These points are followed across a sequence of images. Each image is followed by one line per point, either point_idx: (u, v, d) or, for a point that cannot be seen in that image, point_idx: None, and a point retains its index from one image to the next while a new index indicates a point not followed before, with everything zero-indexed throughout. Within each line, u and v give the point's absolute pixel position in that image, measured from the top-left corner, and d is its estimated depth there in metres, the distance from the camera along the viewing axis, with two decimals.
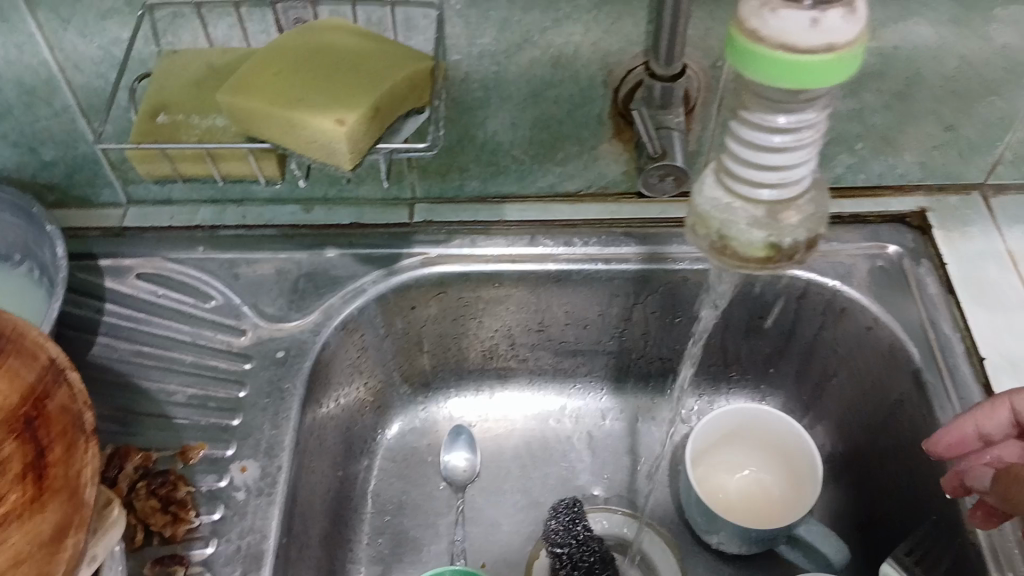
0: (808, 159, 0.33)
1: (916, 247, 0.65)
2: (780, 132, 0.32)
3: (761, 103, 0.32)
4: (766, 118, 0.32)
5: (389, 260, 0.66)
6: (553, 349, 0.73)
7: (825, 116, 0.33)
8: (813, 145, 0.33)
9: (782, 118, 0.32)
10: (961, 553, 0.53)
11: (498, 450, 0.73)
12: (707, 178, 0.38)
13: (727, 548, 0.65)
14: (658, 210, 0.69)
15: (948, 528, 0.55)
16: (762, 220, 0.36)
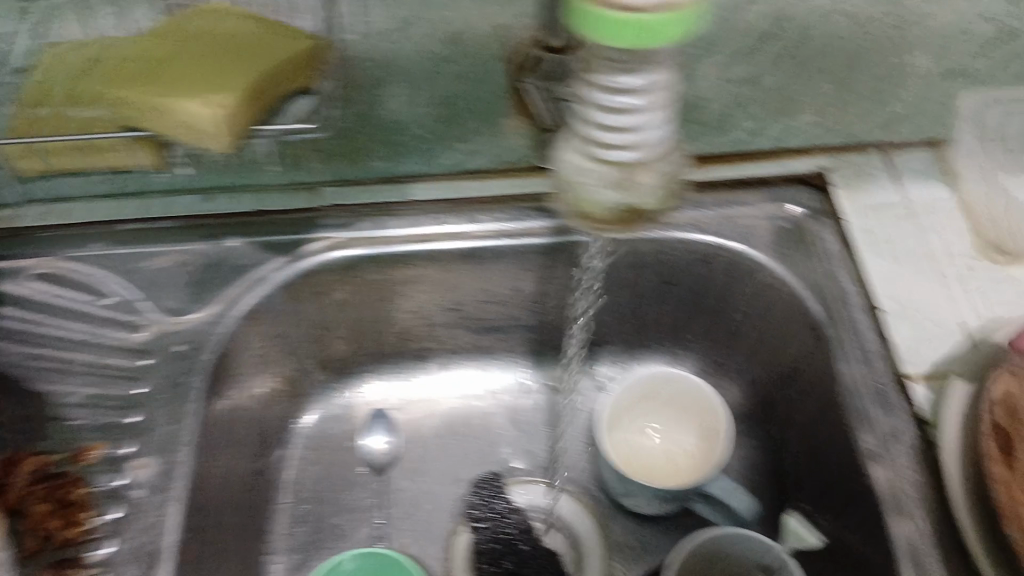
0: (654, 119, 0.36)
1: (817, 208, 0.64)
2: (623, 96, 0.35)
3: (606, 66, 0.34)
4: (612, 79, 0.34)
5: (291, 246, 0.64)
6: (472, 327, 0.72)
7: (668, 79, 0.36)
8: (658, 107, 0.36)
9: (625, 79, 0.34)
10: (863, 503, 0.54)
11: (418, 430, 0.73)
12: (565, 145, 0.40)
13: (646, 509, 0.67)
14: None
15: (851, 479, 0.55)
16: (614, 183, 0.39)
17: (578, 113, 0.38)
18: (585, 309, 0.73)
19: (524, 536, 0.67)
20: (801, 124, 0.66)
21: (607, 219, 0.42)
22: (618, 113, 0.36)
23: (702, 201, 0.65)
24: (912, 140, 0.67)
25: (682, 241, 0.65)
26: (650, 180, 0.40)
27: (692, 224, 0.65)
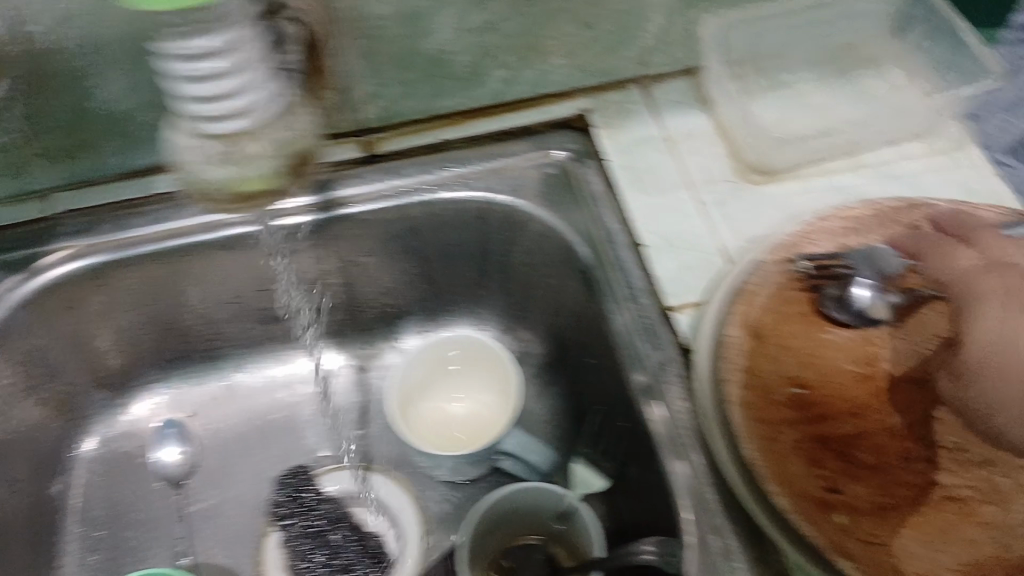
0: (243, 83, 0.40)
1: (581, 147, 0.64)
2: (204, 60, 0.39)
3: (174, 37, 0.38)
4: (183, 47, 0.38)
5: (27, 261, 0.59)
6: (258, 317, 0.68)
7: (248, 43, 0.40)
8: (242, 69, 0.40)
9: (198, 45, 0.38)
10: (640, 432, 0.55)
11: (216, 432, 0.70)
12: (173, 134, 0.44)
13: (461, 473, 0.65)
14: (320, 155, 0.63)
15: (632, 418, 0.56)
16: (224, 159, 0.43)
17: (175, 83, 0.39)
18: (379, 283, 0.70)
19: (335, 525, 0.66)
20: (554, 67, 0.63)
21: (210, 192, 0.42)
22: (206, 81, 0.39)
23: (463, 158, 0.63)
24: (668, 72, 0.66)
25: (452, 202, 0.63)
26: (256, 149, 0.43)
27: (459, 181, 0.62)
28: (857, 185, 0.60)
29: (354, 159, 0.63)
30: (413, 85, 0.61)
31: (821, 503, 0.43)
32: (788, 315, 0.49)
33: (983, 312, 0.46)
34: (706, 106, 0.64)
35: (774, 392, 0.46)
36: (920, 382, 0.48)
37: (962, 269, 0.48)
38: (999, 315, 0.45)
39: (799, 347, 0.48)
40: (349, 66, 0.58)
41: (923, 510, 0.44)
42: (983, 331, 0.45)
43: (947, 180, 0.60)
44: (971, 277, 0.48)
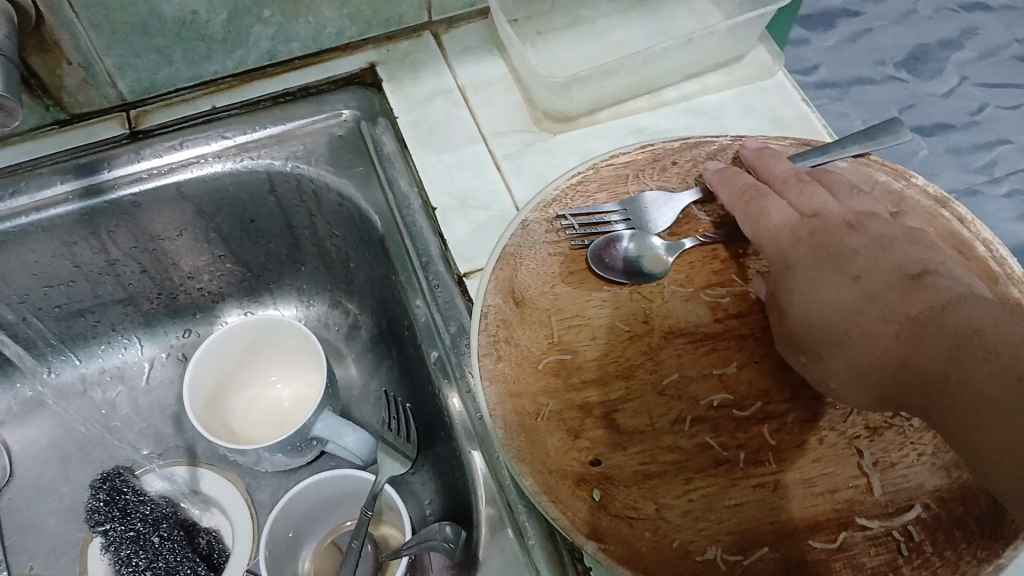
0: None
1: (369, 107, 0.63)
2: None
3: None
4: None
5: None
6: (54, 316, 0.64)
7: None
8: None
9: None
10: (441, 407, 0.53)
11: (30, 445, 0.66)
12: None
13: (280, 461, 0.61)
14: (82, 135, 0.60)
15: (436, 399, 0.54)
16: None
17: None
18: (185, 266, 0.65)
19: (158, 527, 0.61)
20: (325, 19, 0.60)
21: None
22: None
23: (238, 123, 0.61)
24: (460, 15, 0.65)
25: (230, 173, 0.60)
26: None
27: (238, 151, 0.60)
28: (653, 122, 0.60)
29: (119, 137, 0.60)
30: (169, 53, 0.58)
31: (576, 478, 0.40)
32: (556, 280, 0.47)
33: (805, 280, 0.42)
34: (501, 51, 0.64)
35: (536, 362, 0.44)
36: (699, 339, 0.45)
37: (777, 227, 0.45)
38: (823, 281, 0.41)
39: (566, 308, 0.46)
40: (84, 39, 0.54)
41: (691, 475, 0.41)
42: (812, 303, 0.41)
43: (741, 108, 0.61)
44: (785, 241, 0.44)
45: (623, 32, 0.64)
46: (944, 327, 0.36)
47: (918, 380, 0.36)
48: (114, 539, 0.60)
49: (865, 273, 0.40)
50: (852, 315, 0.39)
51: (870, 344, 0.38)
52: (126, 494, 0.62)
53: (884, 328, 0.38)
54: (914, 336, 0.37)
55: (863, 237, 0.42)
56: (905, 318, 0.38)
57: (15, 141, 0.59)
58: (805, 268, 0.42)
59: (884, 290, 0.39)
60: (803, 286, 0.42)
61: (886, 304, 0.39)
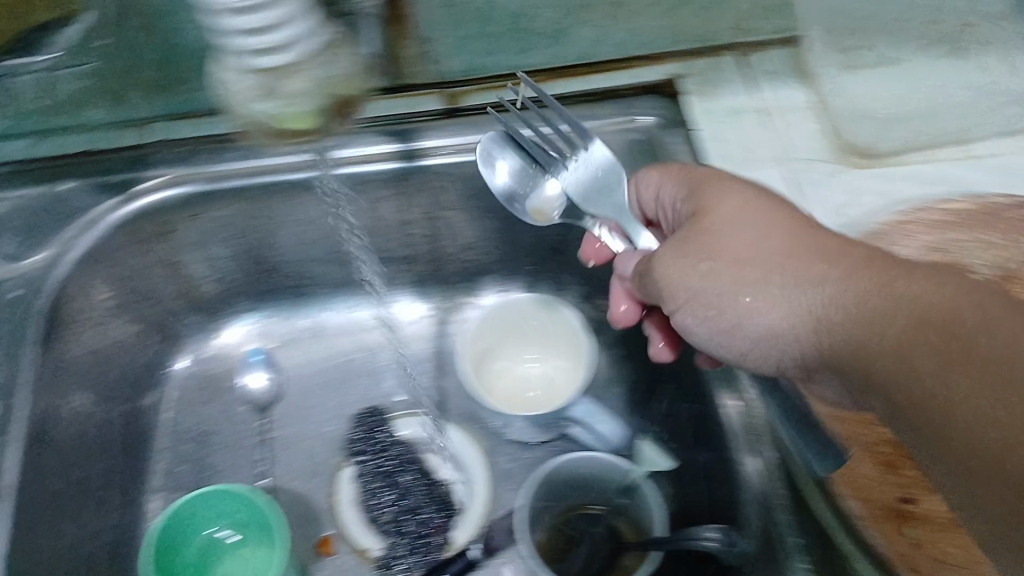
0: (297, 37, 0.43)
1: (671, 116, 0.61)
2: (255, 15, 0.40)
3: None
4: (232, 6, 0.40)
5: (123, 185, 0.60)
6: (342, 262, 0.71)
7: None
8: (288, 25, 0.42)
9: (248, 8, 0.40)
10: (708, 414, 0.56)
11: (300, 368, 0.72)
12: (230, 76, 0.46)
13: (526, 434, 0.66)
14: (405, 103, 0.65)
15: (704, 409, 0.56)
16: (262, 95, 0.46)
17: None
18: (463, 238, 0.70)
19: (407, 467, 0.68)
20: (642, 27, 0.62)
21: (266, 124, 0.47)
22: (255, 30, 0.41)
23: (543, 115, 0.62)
24: (768, 40, 0.65)
25: None
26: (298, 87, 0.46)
27: (540, 141, 0.62)
28: (963, 174, 0.57)
29: (439, 110, 0.65)
30: (494, 40, 0.62)
31: (894, 511, 0.45)
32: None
33: (766, 282, 0.43)
34: (806, 82, 0.63)
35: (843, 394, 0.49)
36: None
37: (732, 184, 0.48)
38: (804, 262, 0.42)
39: None
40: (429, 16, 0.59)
41: (945, 529, 0.44)
42: (765, 317, 0.43)
43: (998, 171, 0.57)
44: (742, 194, 0.47)
45: (939, 75, 0.62)
46: (903, 295, 0.37)
47: (880, 350, 0.37)
48: (368, 471, 0.68)
49: (818, 235, 0.43)
50: (804, 270, 0.42)
51: (853, 350, 0.38)
52: (382, 433, 0.69)
53: (856, 336, 0.38)
54: (873, 302, 0.38)
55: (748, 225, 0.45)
56: (867, 286, 0.39)
57: None
58: (773, 219, 0.45)
59: (841, 295, 0.39)
60: (764, 278, 0.43)
61: (854, 269, 0.40)
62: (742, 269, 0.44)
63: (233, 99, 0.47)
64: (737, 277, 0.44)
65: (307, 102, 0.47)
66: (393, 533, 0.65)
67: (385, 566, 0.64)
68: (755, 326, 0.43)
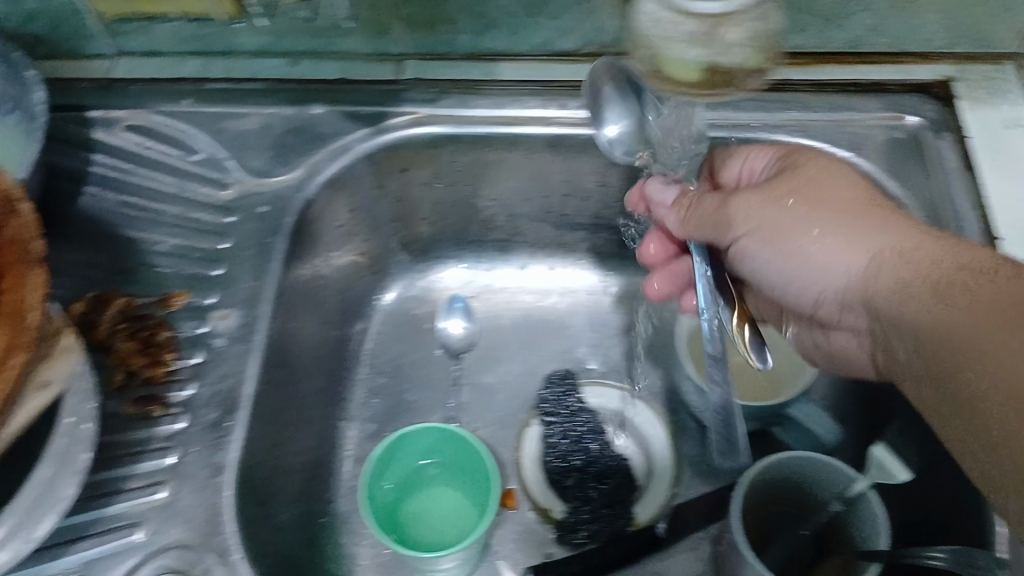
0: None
1: (939, 118, 0.59)
2: None
3: None
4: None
5: (375, 117, 0.60)
6: (554, 222, 0.70)
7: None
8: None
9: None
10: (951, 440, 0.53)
11: (496, 319, 0.73)
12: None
13: (722, 423, 0.65)
14: None
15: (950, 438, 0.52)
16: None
17: None
18: None
19: (594, 436, 0.67)
20: (924, 23, 0.59)
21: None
22: None
23: (807, 103, 0.60)
24: None
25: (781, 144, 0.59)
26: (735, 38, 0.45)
27: (797, 127, 0.59)
28: None
29: None
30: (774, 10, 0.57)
31: None
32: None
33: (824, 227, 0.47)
34: None
35: None
36: None
37: (824, 160, 0.51)
38: (872, 233, 0.45)
39: None
40: None
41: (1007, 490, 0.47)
42: (819, 254, 0.47)
43: None
44: (823, 164, 0.50)
45: None
46: (947, 276, 0.40)
47: (913, 321, 0.41)
48: (556, 432, 0.68)
49: (887, 209, 0.46)
50: (873, 241, 0.45)
51: (885, 290, 0.44)
52: (573, 397, 0.69)
53: (889, 276, 0.44)
54: (921, 277, 0.42)
55: (821, 190, 0.48)
56: (919, 260, 0.42)
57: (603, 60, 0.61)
58: (847, 188, 0.48)
59: (891, 248, 0.44)
60: (824, 224, 0.47)
61: (911, 246, 0.44)
62: (814, 215, 0.48)
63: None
64: (821, 220, 0.47)
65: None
66: (575, 498, 0.65)
67: (565, 529, 0.64)
68: (811, 260, 0.48)
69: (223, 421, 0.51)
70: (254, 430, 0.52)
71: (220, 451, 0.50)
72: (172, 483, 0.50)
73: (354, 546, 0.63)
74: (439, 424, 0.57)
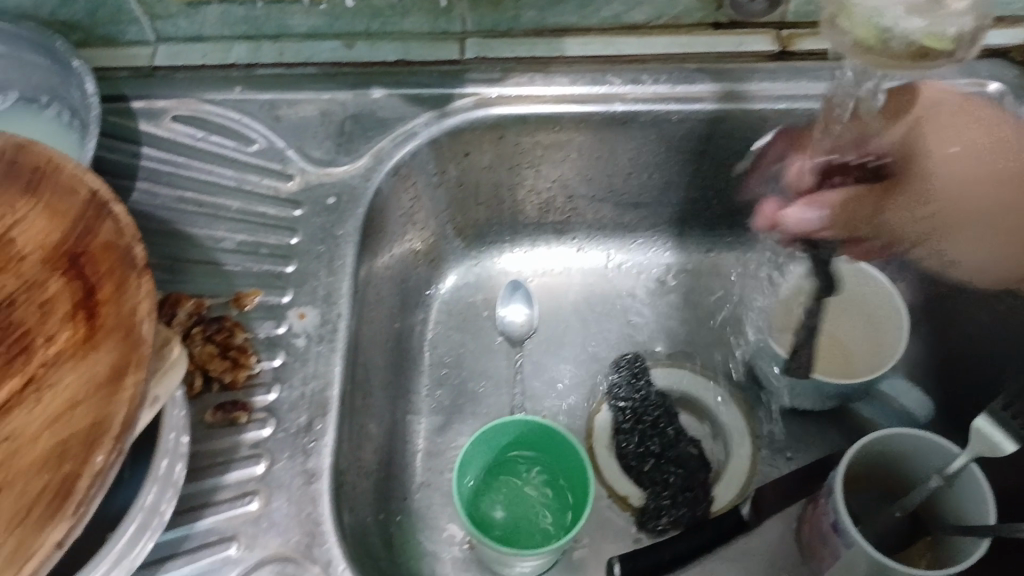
0: None
1: (1018, 82, 0.60)
2: None
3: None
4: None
5: (441, 101, 0.61)
6: (614, 201, 0.69)
7: None
8: None
9: None
10: None
11: (556, 305, 0.70)
12: None
13: (801, 403, 0.63)
14: (734, 42, 0.62)
15: None
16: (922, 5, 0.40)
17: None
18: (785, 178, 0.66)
19: (669, 420, 0.64)
20: None
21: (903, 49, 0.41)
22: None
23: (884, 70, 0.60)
24: None
25: None
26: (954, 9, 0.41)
27: None
28: None
29: (767, 52, 0.62)
30: None
31: None
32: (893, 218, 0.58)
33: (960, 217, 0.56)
34: None
35: None
36: None
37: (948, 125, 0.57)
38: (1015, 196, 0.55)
39: None
40: None
41: None
42: (969, 241, 0.57)
43: None
44: (966, 136, 0.56)
45: None
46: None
47: None
48: (629, 417, 0.64)
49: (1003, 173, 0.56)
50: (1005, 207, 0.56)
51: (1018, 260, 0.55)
52: (644, 380, 0.66)
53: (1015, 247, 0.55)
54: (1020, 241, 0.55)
55: (949, 169, 0.56)
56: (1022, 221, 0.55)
57: (675, 32, 0.62)
58: (965, 158, 0.56)
59: (1012, 216, 0.55)
60: (975, 212, 0.56)
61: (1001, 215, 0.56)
62: (982, 211, 0.56)
63: (862, 17, 0.41)
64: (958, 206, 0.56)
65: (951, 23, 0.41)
66: (655, 483, 0.61)
67: (647, 515, 0.60)
68: (957, 256, 0.58)
69: (312, 424, 0.48)
70: (343, 430, 0.49)
71: (311, 457, 0.47)
72: (263, 493, 0.46)
73: (431, 543, 0.58)
74: (530, 416, 0.53)
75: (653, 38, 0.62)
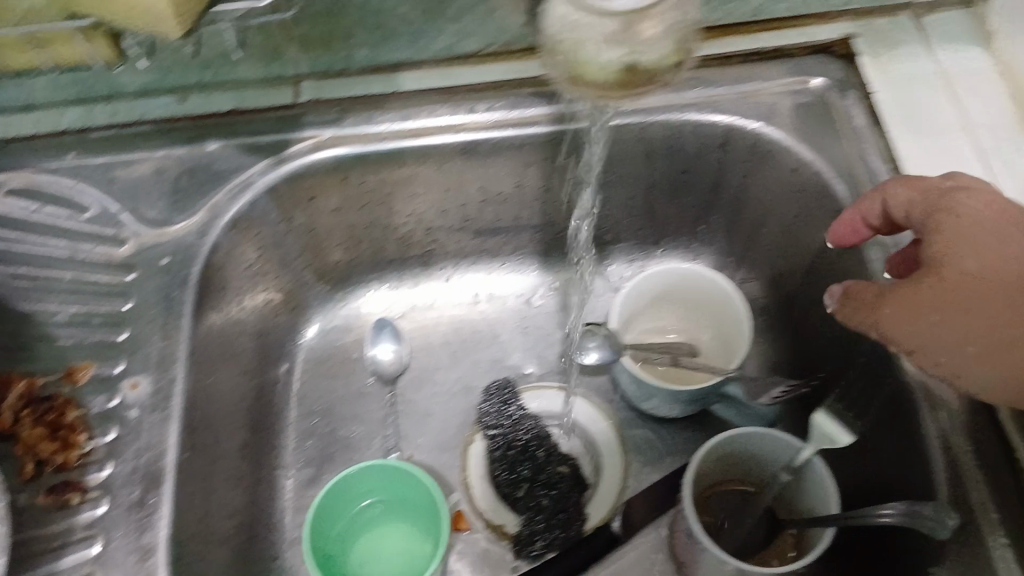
0: None
1: (843, 79, 0.60)
2: None
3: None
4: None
5: (276, 146, 0.60)
6: (473, 229, 0.69)
7: None
8: None
9: None
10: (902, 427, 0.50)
11: (427, 341, 0.70)
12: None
13: (660, 412, 0.63)
14: None
15: (898, 427, 0.51)
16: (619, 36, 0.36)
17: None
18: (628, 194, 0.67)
19: (538, 443, 0.65)
20: None
21: (607, 83, 0.37)
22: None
23: (706, 79, 0.61)
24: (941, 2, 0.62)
25: (693, 123, 0.61)
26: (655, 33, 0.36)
27: (706, 104, 0.60)
28: None
29: None
30: None
31: None
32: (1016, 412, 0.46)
33: (884, 300, 0.47)
34: (985, 43, 0.61)
35: None
36: None
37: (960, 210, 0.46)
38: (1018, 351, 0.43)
39: None
40: None
41: None
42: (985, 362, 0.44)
43: None
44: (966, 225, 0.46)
45: None
46: None
47: None
48: (501, 445, 0.65)
49: None
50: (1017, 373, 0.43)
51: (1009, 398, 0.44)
52: (514, 405, 0.67)
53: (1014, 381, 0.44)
54: None
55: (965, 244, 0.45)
56: None
57: (510, 59, 0.62)
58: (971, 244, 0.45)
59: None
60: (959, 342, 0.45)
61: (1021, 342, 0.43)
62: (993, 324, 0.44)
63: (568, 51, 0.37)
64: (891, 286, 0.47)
65: (660, 48, 0.37)
66: (529, 508, 0.62)
67: (522, 542, 0.61)
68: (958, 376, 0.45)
69: (145, 498, 0.47)
70: (182, 500, 0.49)
71: (146, 532, 0.46)
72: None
73: None
74: (346, 470, 0.53)
75: (491, 66, 0.62)
